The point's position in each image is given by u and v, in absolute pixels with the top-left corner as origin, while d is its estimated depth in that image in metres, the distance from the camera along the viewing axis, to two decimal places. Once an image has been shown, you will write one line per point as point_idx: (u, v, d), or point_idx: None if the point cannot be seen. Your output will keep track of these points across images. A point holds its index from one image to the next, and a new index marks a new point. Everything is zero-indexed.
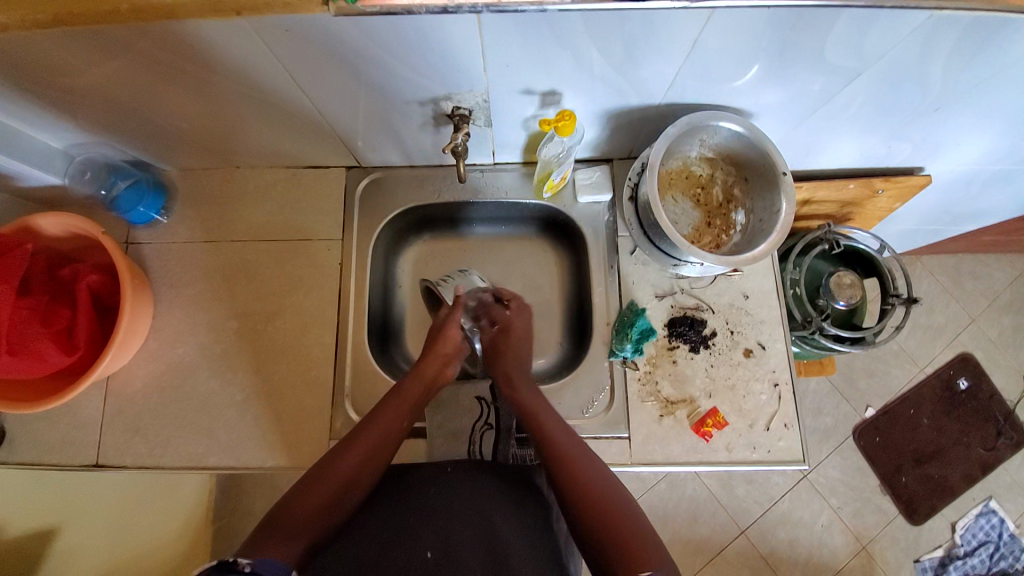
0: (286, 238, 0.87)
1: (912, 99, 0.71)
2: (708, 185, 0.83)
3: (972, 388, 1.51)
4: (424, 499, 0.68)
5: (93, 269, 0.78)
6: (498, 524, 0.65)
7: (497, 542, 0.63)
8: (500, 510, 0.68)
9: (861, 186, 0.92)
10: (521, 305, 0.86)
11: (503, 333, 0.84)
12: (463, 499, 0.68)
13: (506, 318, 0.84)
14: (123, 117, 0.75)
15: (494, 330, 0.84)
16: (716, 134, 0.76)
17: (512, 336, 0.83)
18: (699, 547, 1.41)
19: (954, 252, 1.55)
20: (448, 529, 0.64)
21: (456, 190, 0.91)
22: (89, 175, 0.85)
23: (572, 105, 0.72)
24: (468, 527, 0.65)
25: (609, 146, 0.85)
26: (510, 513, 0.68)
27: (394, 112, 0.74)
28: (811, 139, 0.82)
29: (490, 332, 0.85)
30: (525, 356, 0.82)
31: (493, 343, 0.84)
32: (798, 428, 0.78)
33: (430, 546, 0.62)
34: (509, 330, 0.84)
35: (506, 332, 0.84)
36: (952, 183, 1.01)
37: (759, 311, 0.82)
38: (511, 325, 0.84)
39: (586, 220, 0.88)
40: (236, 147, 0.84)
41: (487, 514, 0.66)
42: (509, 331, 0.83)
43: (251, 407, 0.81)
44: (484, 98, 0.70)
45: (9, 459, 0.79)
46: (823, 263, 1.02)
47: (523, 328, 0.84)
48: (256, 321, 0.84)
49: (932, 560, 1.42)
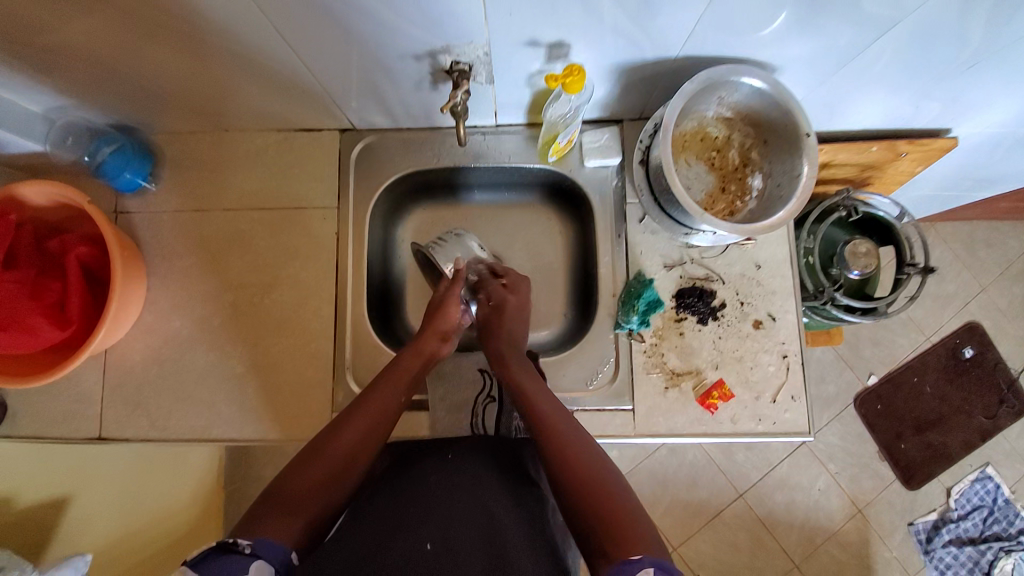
0: (279, 207, 0.84)
1: (948, 56, 0.65)
2: (723, 148, 0.78)
3: (978, 357, 1.50)
4: (424, 488, 0.66)
5: (82, 241, 0.75)
6: (498, 517, 0.64)
7: (498, 533, 0.61)
8: (501, 501, 0.66)
9: (884, 150, 0.87)
10: (518, 282, 0.83)
11: (497, 309, 0.81)
12: (464, 489, 0.66)
13: (502, 295, 0.82)
14: (101, 79, 0.70)
15: (489, 307, 0.81)
16: (737, 91, 0.70)
17: (506, 315, 0.80)
18: (697, 510, 1.45)
19: (970, 218, 1.50)
20: (448, 521, 0.62)
21: (456, 154, 0.86)
22: (71, 140, 0.80)
23: (580, 58, 0.67)
24: (469, 519, 0.63)
25: (619, 105, 0.80)
26: (510, 505, 0.66)
27: (389, 68, 0.69)
28: (835, 97, 0.77)
29: (485, 308, 0.82)
30: (521, 336, 0.80)
31: (486, 320, 0.81)
32: (806, 400, 0.76)
33: (430, 538, 0.60)
34: (503, 308, 0.81)
35: (500, 309, 0.81)
36: (979, 147, 0.95)
37: (771, 282, 0.79)
38: (505, 303, 0.81)
39: (593, 185, 0.84)
40: (223, 109, 0.79)
41: (488, 506, 0.64)
42: (502, 309, 0.80)
43: (252, 379, 0.80)
44: (486, 51, 0.64)
45: (14, 431, 0.79)
46: (838, 231, 0.99)
47: (518, 305, 0.81)
48: (252, 293, 0.82)
49: (926, 523, 1.45)
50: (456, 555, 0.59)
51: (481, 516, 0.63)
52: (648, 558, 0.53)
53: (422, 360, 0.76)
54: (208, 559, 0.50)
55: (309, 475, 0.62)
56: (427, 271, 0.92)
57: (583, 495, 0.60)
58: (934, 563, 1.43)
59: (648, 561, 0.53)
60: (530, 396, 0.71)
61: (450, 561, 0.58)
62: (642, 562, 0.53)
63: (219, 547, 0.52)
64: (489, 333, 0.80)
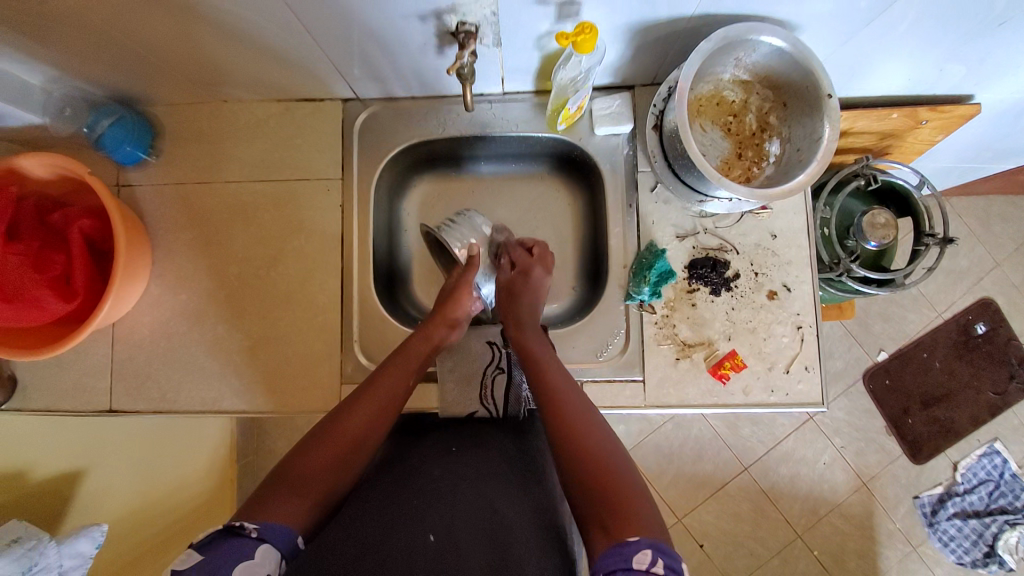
0: (283, 179, 0.82)
1: (981, 12, 0.62)
2: (740, 113, 0.75)
3: (990, 333, 1.48)
4: (429, 480, 0.66)
5: (84, 214, 0.74)
6: (502, 512, 0.64)
7: (501, 530, 0.62)
8: (505, 496, 0.66)
9: (904, 117, 0.84)
10: (544, 254, 0.83)
11: (523, 274, 0.80)
12: (468, 481, 0.66)
13: (528, 262, 0.82)
14: (94, 48, 0.67)
15: (513, 272, 0.81)
16: (755, 51, 0.67)
17: (530, 280, 0.80)
18: (702, 483, 1.46)
19: (986, 192, 1.47)
20: (451, 514, 0.62)
21: (462, 122, 0.84)
22: (70, 112, 0.78)
23: (592, 17, 0.63)
24: (472, 512, 0.63)
25: (630, 69, 0.77)
26: (515, 499, 0.66)
27: (392, 30, 0.66)
28: (857, 59, 0.73)
29: (508, 273, 0.82)
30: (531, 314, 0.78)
31: (511, 284, 0.80)
32: (820, 371, 0.75)
33: (433, 529, 0.60)
34: (529, 274, 0.80)
35: (525, 274, 0.80)
36: (1003, 114, 0.91)
37: (787, 252, 0.78)
38: (531, 269, 0.81)
39: (603, 155, 0.82)
40: (221, 77, 0.77)
41: (492, 501, 0.65)
42: (528, 274, 0.80)
43: (260, 352, 0.80)
44: (493, 9, 0.61)
45: (27, 405, 0.80)
46: (855, 202, 0.96)
47: (542, 276, 0.81)
48: (258, 266, 0.81)
49: (931, 496, 1.46)
50: (456, 539, 0.60)
51: (485, 509, 0.63)
52: (645, 540, 0.51)
53: (429, 345, 0.76)
54: (214, 542, 0.51)
55: (316, 458, 0.61)
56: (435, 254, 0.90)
57: (587, 475, 0.59)
58: (938, 535, 1.44)
59: (644, 542, 0.51)
60: (537, 375, 0.69)
61: (453, 553, 0.58)
62: (638, 544, 0.51)
63: (228, 530, 0.52)
64: (512, 299, 0.79)
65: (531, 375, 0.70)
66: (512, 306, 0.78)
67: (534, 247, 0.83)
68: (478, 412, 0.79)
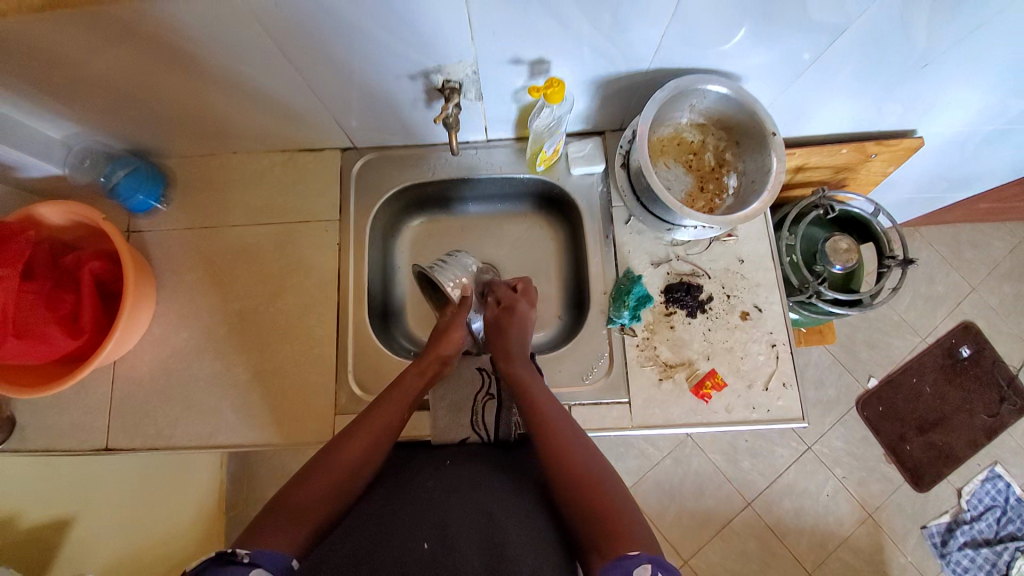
0: (284, 221, 0.89)
1: (900, 58, 0.71)
2: (699, 151, 0.84)
3: (975, 356, 1.51)
4: (424, 492, 0.69)
5: (95, 256, 0.79)
6: (497, 519, 0.66)
7: (495, 534, 0.64)
8: (500, 504, 0.68)
9: (853, 151, 0.92)
10: (527, 288, 0.86)
11: (508, 309, 0.83)
12: (463, 492, 0.69)
13: (512, 298, 0.84)
14: (120, 107, 0.76)
15: (499, 308, 0.84)
16: (706, 98, 0.76)
17: (515, 317, 0.82)
18: (705, 520, 1.42)
19: (953, 221, 1.54)
20: (447, 521, 0.65)
21: (450, 167, 0.91)
22: (88, 163, 0.86)
23: (560, 72, 0.73)
24: (467, 520, 0.65)
25: (599, 116, 0.86)
26: (509, 506, 0.68)
27: (386, 88, 0.74)
28: (800, 102, 0.83)
29: (494, 310, 0.85)
30: (519, 346, 0.80)
31: (496, 321, 0.83)
32: (797, 387, 0.79)
33: (427, 537, 0.63)
34: (513, 309, 0.83)
35: (510, 310, 0.83)
36: (946, 147, 1.00)
37: (755, 275, 0.83)
38: (515, 305, 0.83)
39: (580, 193, 0.89)
40: (232, 132, 0.85)
41: (487, 509, 0.67)
42: (512, 311, 0.82)
43: (256, 386, 0.82)
44: (474, 69, 0.71)
45: (24, 445, 0.81)
46: (818, 230, 1.03)
47: (526, 310, 0.83)
48: (258, 303, 0.86)
49: (939, 526, 1.43)
50: (455, 554, 0.61)
51: (480, 516, 0.66)
52: (644, 553, 0.54)
53: (427, 376, 0.78)
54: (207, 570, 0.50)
55: (314, 487, 0.63)
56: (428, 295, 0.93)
57: (579, 496, 0.62)
58: (951, 568, 1.40)
59: (644, 556, 0.54)
60: (527, 398, 0.73)
61: (447, 558, 0.61)
62: (638, 558, 0.54)
63: (219, 557, 0.52)
64: (501, 334, 0.81)
65: (522, 397, 0.73)
66: (500, 340, 0.81)
67: (518, 283, 0.86)
68: (470, 439, 0.81)
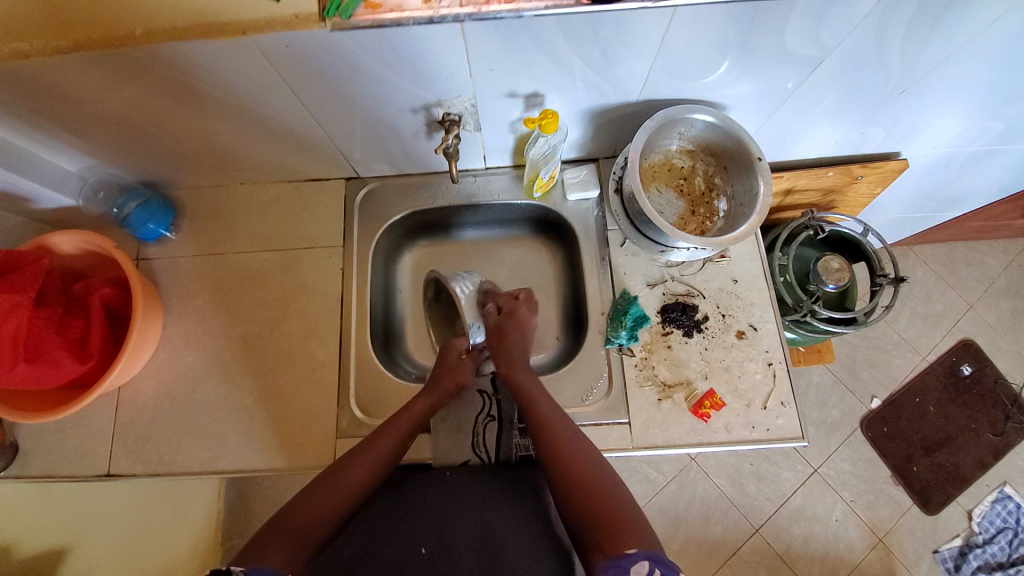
0: (289, 248, 0.91)
1: (878, 84, 0.74)
2: (690, 176, 0.88)
3: (976, 373, 1.50)
4: (424, 499, 0.73)
5: (105, 283, 0.81)
6: (493, 522, 0.71)
7: (491, 536, 0.70)
8: (496, 508, 0.73)
9: (840, 173, 0.96)
10: (530, 296, 0.89)
11: (510, 316, 0.85)
12: (461, 496, 0.73)
13: (513, 305, 0.86)
14: (136, 140, 0.80)
15: (500, 317, 0.85)
16: (693, 126, 0.81)
17: (518, 322, 0.84)
18: (713, 548, 1.39)
19: (946, 240, 1.56)
20: (443, 526, 0.71)
21: (450, 194, 0.95)
22: (102, 195, 0.88)
23: (554, 105, 0.77)
24: (464, 524, 0.71)
25: (593, 145, 0.89)
26: (506, 510, 0.73)
27: (389, 121, 0.78)
28: (787, 129, 0.86)
29: (495, 318, 0.85)
30: (526, 344, 0.84)
31: (499, 326, 0.84)
32: (795, 406, 0.79)
33: (424, 542, 0.69)
34: (515, 316, 0.85)
35: (512, 317, 0.85)
36: (930, 168, 1.03)
37: (749, 294, 0.85)
38: (517, 311, 0.86)
39: (576, 217, 0.92)
40: (241, 164, 0.88)
41: (484, 514, 0.72)
42: (514, 316, 0.84)
43: (259, 410, 0.83)
44: (473, 102, 0.75)
45: (25, 473, 0.81)
46: (809, 250, 1.06)
47: (527, 315, 0.86)
48: (262, 328, 0.87)
49: (952, 550, 1.39)
50: (451, 556, 0.68)
51: (476, 520, 0.71)
52: (642, 551, 0.56)
53: (443, 397, 0.79)
54: None
55: (316, 506, 0.64)
56: (431, 300, 0.95)
57: (589, 504, 0.62)
58: None
59: (642, 554, 0.56)
60: (529, 400, 0.75)
61: (443, 558, 0.67)
62: (636, 556, 0.56)
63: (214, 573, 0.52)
64: (505, 339, 0.83)
65: (529, 396, 0.75)
66: (504, 344, 0.82)
67: (520, 293, 0.88)
68: (471, 461, 0.80)
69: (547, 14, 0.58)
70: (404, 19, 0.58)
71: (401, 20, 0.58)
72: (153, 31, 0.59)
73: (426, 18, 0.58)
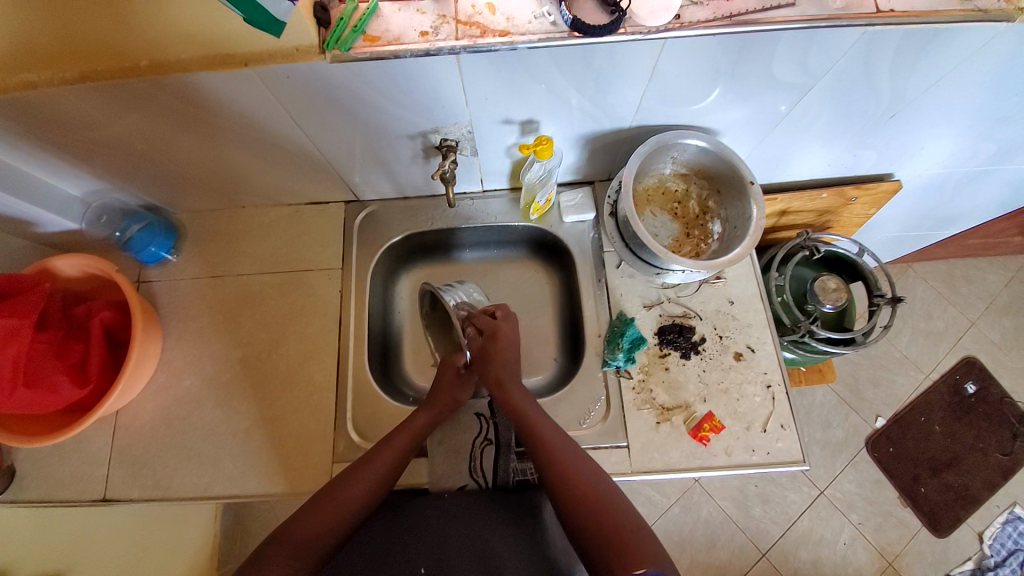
0: (289, 271, 0.92)
1: (869, 106, 0.75)
2: (684, 200, 0.89)
3: (981, 392, 1.49)
4: (421, 520, 0.72)
5: (106, 306, 0.82)
6: (492, 543, 0.70)
7: (491, 557, 0.69)
8: (495, 530, 0.72)
9: (833, 195, 0.97)
10: (508, 314, 0.85)
11: (493, 335, 0.82)
12: (460, 518, 0.72)
13: (493, 325, 0.83)
14: (140, 166, 0.81)
15: (481, 338, 0.82)
16: (686, 151, 0.82)
17: (501, 340, 0.81)
18: (719, 573, 1.36)
19: (945, 258, 1.56)
20: (442, 547, 0.70)
21: (447, 217, 0.96)
22: (105, 219, 0.91)
23: (549, 131, 0.78)
24: (463, 544, 0.70)
25: (589, 168, 0.91)
26: (506, 533, 0.72)
27: (386, 147, 0.80)
28: (779, 151, 0.87)
29: (477, 339, 0.82)
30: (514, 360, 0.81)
31: (482, 348, 0.81)
32: (795, 429, 0.78)
33: (423, 563, 0.68)
34: (497, 335, 0.82)
35: (493, 338, 0.81)
36: (925, 188, 1.04)
37: (746, 315, 0.85)
38: (499, 330, 0.82)
39: (572, 239, 0.93)
40: (244, 188, 0.90)
41: (482, 534, 0.71)
42: (497, 335, 0.81)
43: (255, 434, 0.82)
44: (469, 129, 0.76)
45: (19, 498, 0.80)
46: (806, 270, 1.07)
47: (511, 333, 0.83)
48: (260, 351, 0.87)
49: (963, 574, 1.36)
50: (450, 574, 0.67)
51: (475, 540, 0.70)
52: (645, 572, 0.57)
53: (440, 414, 0.78)
54: None
55: (317, 521, 0.64)
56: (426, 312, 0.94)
57: (590, 515, 0.63)
58: None
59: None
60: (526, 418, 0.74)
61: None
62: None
63: None
64: (489, 357, 0.80)
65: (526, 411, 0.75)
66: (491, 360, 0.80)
67: (498, 311, 0.85)
68: (467, 486, 0.78)
69: (540, 46, 0.60)
70: (400, 52, 0.60)
71: (397, 52, 0.60)
72: (158, 63, 0.61)
73: (422, 51, 0.60)
